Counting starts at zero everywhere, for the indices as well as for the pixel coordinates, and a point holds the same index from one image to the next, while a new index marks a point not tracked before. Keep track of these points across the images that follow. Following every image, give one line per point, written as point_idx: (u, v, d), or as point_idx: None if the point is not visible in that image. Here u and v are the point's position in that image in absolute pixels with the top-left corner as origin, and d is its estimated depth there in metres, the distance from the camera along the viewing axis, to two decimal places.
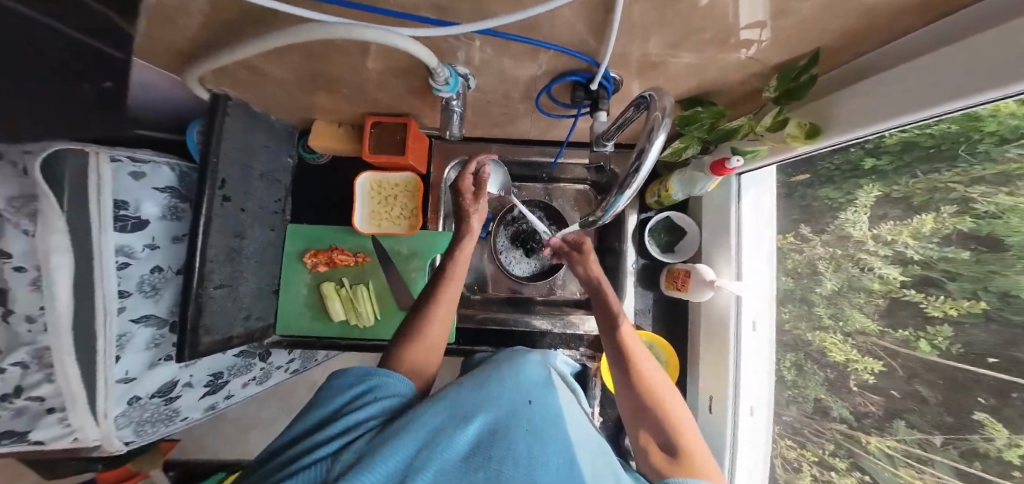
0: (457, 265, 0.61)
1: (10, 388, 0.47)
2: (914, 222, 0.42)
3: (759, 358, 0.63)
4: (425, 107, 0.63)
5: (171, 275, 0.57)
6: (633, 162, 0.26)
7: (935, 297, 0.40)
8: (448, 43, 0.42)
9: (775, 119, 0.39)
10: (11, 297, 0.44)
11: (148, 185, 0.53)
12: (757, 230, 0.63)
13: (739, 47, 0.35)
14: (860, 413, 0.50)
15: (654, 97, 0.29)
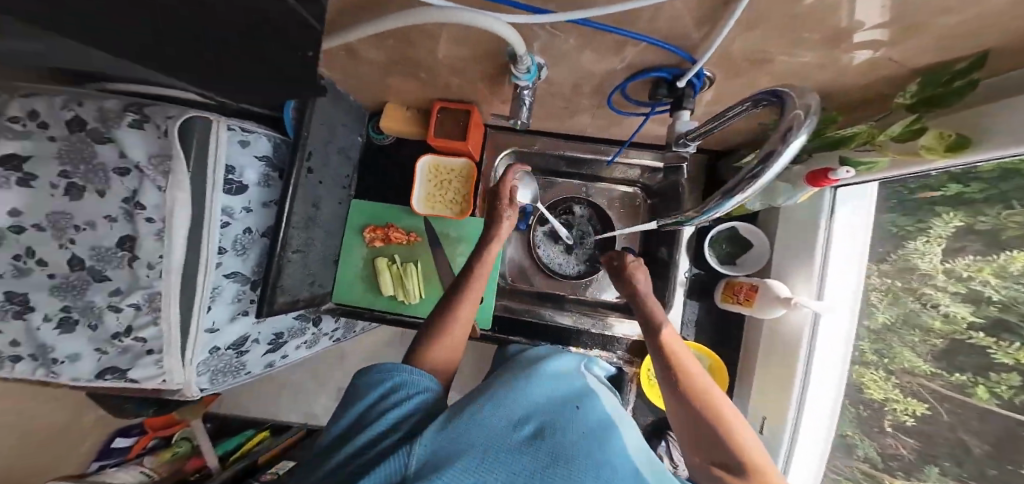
0: (483, 267, 0.61)
1: (124, 326, 0.56)
2: (997, 261, 0.41)
3: (826, 382, 0.58)
4: (492, 97, 0.64)
5: (257, 237, 0.62)
6: (754, 167, 0.23)
7: (1008, 343, 0.40)
8: (535, 32, 0.42)
9: (907, 128, 0.34)
10: (139, 244, 0.53)
11: (251, 153, 0.58)
12: (845, 242, 0.57)
13: (853, 51, 0.31)
14: (888, 454, 0.55)
15: (786, 93, 0.25)
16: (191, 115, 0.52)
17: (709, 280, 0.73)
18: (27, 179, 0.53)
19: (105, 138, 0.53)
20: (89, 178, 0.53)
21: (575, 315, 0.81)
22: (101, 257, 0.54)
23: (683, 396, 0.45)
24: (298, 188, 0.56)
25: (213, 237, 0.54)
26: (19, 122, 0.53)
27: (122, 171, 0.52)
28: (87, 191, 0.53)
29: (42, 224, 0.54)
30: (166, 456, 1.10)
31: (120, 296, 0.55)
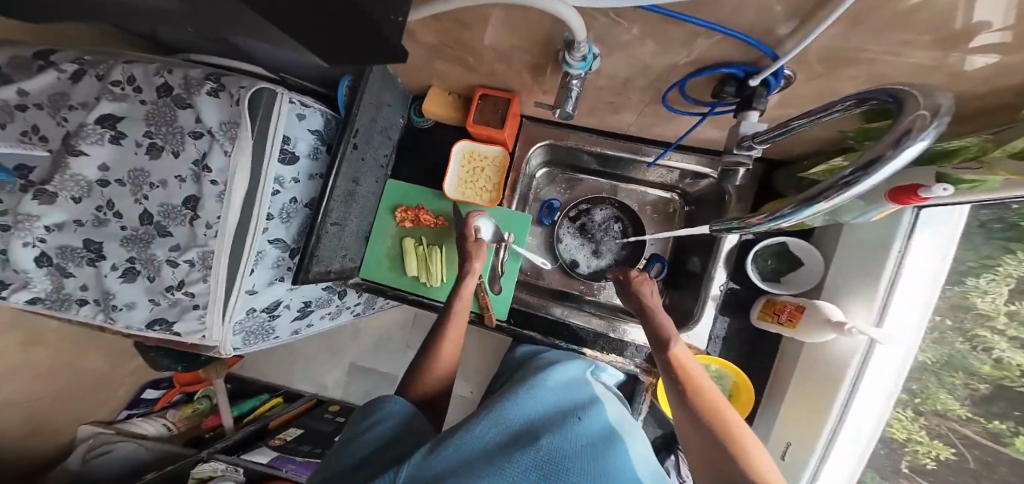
0: (457, 302, 0.59)
1: (179, 280, 0.58)
2: None
3: (864, 416, 0.51)
4: (538, 86, 0.63)
5: (301, 208, 0.62)
6: (846, 174, 0.20)
7: None
8: (599, 18, 0.40)
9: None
10: (202, 204, 0.54)
11: (305, 127, 0.59)
12: (915, 265, 0.48)
13: (971, 54, 0.28)
14: None
15: (897, 95, 0.21)
16: (261, 86, 0.54)
17: (747, 296, 0.70)
18: (117, 137, 0.56)
19: (186, 103, 0.55)
20: (168, 139, 0.56)
21: (598, 318, 0.78)
22: (167, 214, 0.57)
23: (695, 411, 0.41)
24: (342, 163, 0.57)
25: (263, 202, 0.55)
26: (120, 86, 0.57)
27: (196, 134, 0.54)
28: (164, 151, 0.56)
29: (123, 180, 0.57)
30: (188, 411, 1.15)
31: (178, 252, 0.57)
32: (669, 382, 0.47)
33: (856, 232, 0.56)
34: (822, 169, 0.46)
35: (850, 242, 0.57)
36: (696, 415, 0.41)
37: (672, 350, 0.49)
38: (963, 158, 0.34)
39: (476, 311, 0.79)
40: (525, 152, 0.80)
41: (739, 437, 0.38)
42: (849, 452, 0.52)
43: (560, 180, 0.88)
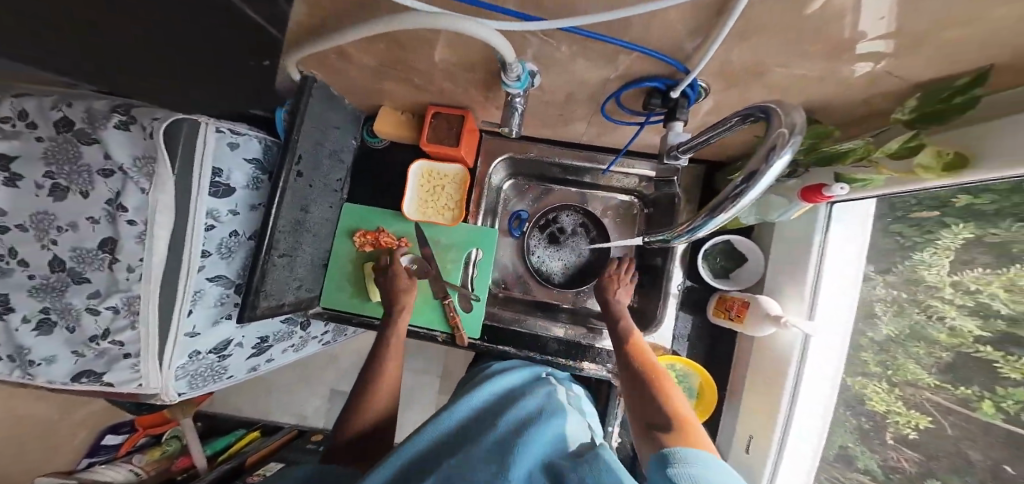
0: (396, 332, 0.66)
1: (101, 329, 0.55)
2: (1009, 272, 0.38)
3: (815, 402, 0.57)
4: (486, 101, 0.63)
5: (244, 240, 0.62)
6: (735, 187, 0.23)
7: (1015, 358, 0.37)
8: (526, 39, 0.41)
9: (902, 146, 0.33)
10: (119, 247, 0.52)
11: (240, 156, 0.58)
12: (845, 261, 0.55)
13: (856, 62, 0.31)
14: (889, 467, 0.51)
15: (771, 112, 0.24)
16: (178, 117, 0.52)
17: (703, 295, 0.72)
18: (13, 179, 0.53)
19: (92, 138, 0.53)
20: (72, 179, 0.53)
21: (569, 328, 0.78)
22: (81, 259, 0.54)
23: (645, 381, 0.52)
24: (284, 192, 0.56)
25: (197, 240, 0.54)
26: (9, 123, 0.54)
27: (106, 173, 0.52)
28: (70, 192, 0.53)
29: (26, 225, 0.54)
30: (155, 454, 1.06)
31: (99, 299, 0.54)
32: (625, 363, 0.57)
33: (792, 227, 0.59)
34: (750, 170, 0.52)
35: (783, 236, 0.61)
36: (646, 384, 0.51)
37: (632, 339, 0.60)
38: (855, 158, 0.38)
39: (448, 331, 0.77)
40: (488, 167, 0.80)
41: (671, 399, 0.48)
42: (810, 435, 0.57)
43: (529, 189, 0.88)
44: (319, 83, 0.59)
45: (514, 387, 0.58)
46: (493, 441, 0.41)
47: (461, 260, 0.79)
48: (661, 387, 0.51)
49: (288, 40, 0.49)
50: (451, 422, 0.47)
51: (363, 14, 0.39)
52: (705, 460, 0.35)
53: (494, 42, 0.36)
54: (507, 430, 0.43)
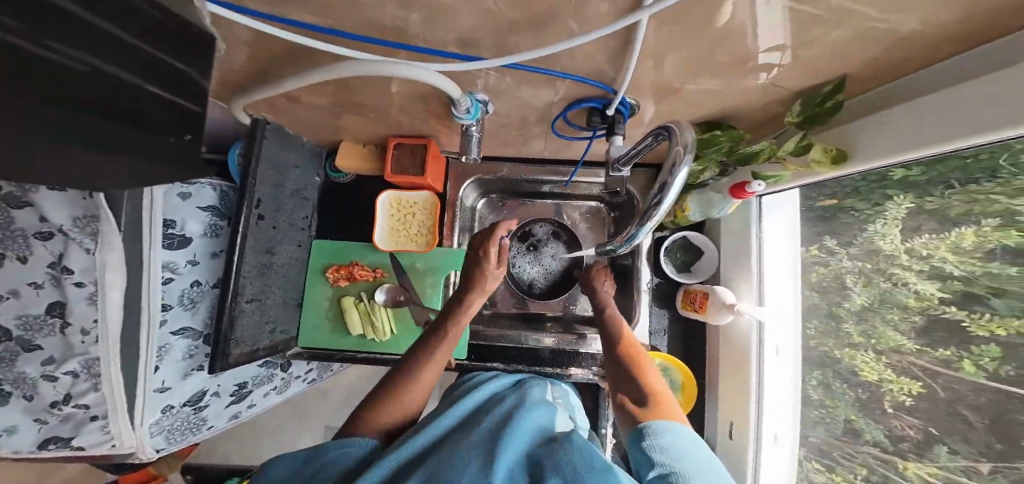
0: (461, 317, 0.63)
1: (61, 395, 0.52)
2: (953, 236, 0.41)
3: (782, 379, 0.64)
4: (444, 129, 0.64)
5: (208, 289, 0.65)
6: (657, 195, 0.34)
7: (980, 315, 0.38)
8: (469, 74, 0.43)
9: (798, 144, 0.43)
10: (69, 309, 0.50)
11: (193, 205, 0.62)
12: (778, 253, 0.64)
13: (759, 70, 0.38)
14: (896, 436, 0.48)
15: (672, 130, 0.35)
16: None
17: (672, 289, 0.77)
18: None
19: (23, 201, 0.49)
20: (8, 244, 0.49)
21: (557, 337, 0.79)
22: (29, 326, 0.51)
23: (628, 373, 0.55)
24: (246, 237, 0.57)
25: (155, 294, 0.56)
26: None
27: (45, 235, 0.49)
28: (7, 258, 0.50)
29: None
30: None
31: (54, 365, 0.51)
32: (609, 355, 0.60)
33: (732, 224, 0.69)
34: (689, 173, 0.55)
35: (729, 230, 0.70)
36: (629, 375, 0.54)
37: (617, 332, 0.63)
38: (768, 157, 0.47)
39: None
40: (458, 190, 0.81)
41: (650, 380, 0.53)
42: (785, 410, 0.63)
43: (502, 207, 0.89)
44: (271, 125, 0.60)
45: (500, 389, 0.57)
46: (485, 431, 0.42)
47: (440, 283, 0.79)
48: (641, 371, 0.55)
49: (234, 87, 0.50)
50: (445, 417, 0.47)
51: (309, 62, 0.41)
52: (674, 434, 0.40)
53: (433, 80, 0.38)
54: (495, 419, 0.45)
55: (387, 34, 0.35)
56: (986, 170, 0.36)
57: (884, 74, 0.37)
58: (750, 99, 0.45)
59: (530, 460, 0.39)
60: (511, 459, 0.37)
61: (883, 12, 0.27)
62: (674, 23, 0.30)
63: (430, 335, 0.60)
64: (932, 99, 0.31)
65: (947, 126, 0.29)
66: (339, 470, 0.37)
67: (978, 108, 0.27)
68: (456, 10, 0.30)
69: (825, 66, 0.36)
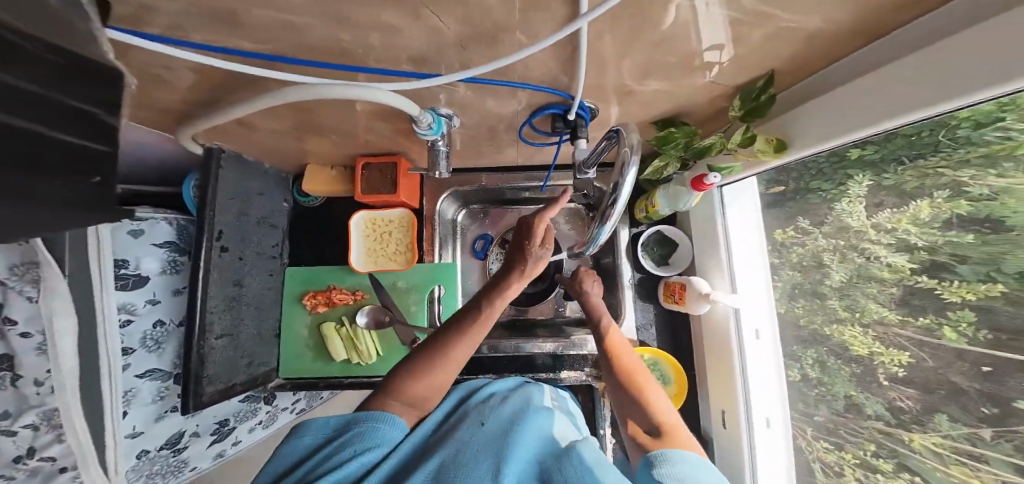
0: (498, 301, 0.57)
1: (24, 449, 0.48)
2: (911, 209, 0.43)
3: (764, 364, 0.65)
4: (413, 145, 0.64)
5: (172, 328, 0.64)
6: (611, 196, 0.38)
7: (949, 282, 0.39)
8: (430, 90, 0.43)
9: (745, 135, 0.46)
10: (16, 363, 0.46)
11: (147, 242, 0.61)
12: (744, 245, 0.68)
13: (703, 69, 0.39)
14: (896, 408, 0.45)
15: (622, 131, 0.38)
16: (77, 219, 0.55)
17: (653, 284, 0.78)
18: None
19: None
20: None
21: (557, 341, 0.78)
22: None
23: (626, 388, 0.52)
24: (210, 271, 0.55)
25: (113, 337, 0.54)
26: None
27: None
28: None
29: None
30: None
31: (9, 420, 0.47)
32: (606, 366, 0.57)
33: (698, 213, 0.73)
34: (651, 170, 0.56)
35: (697, 219, 0.73)
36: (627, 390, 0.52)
37: (610, 341, 0.60)
38: (720, 150, 0.50)
39: None
40: (435, 204, 0.80)
41: (648, 393, 0.50)
42: (770, 390, 0.64)
43: (484, 220, 0.87)
44: (227, 153, 0.59)
45: (506, 391, 0.55)
46: (482, 440, 0.41)
47: (425, 299, 0.78)
48: (638, 383, 0.52)
49: (180, 117, 0.49)
50: (442, 428, 0.46)
51: (261, 86, 0.40)
52: (682, 459, 0.37)
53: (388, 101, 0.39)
54: (497, 424, 0.44)
55: (338, 57, 0.35)
56: (926, 146, 0.39)
57: (811, 63, 0.40)
58: (696, 97, 0.47)
59: (541, 470, 0.38)
60: (514, 476, 0.36)
61: (795, 16, 0.30)
62: (617, 26, 0.31)
63: (467, 310, 0.56)
64: (880, 78, 0.33)
65: (905, 97, 0.31)
66: (361, 452, 0.37)
67: (927, 76, 0.29)
68: (402, 30, 0.30)
69: (765, 60, 0.38)
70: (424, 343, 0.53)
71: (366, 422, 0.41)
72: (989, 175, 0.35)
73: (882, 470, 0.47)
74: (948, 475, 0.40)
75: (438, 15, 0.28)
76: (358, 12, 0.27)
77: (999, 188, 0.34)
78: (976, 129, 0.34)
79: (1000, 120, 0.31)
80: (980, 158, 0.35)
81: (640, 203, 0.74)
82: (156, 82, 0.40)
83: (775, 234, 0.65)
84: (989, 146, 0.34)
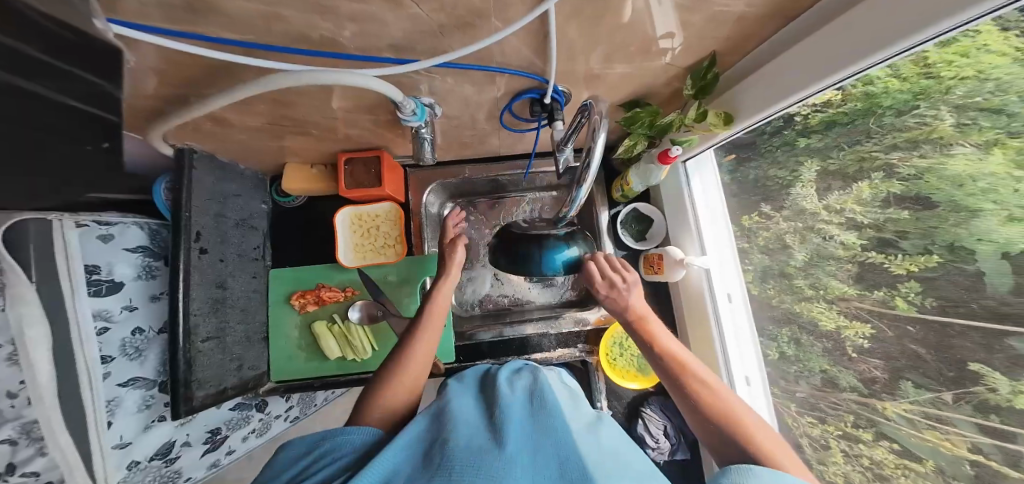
0: (438, 299, 0.63)
1: (1, 467, 0.44)
2: (855, 191, 0.49)
3: (739, 327, 0.71)
4: (395, 138, 0.66)
5: (152, 336, 0.61)
6: (585, 159, 0.40)
7: (895, 256, 0.45)
8: (410, 78, 0.45)
9: (698, 111, 0.51)
10: None
11: (118, 247, 0.58)
12: (714, 223, 0.75)
13: (660, 54, 0.43)
14: (868, 379, 0.50)
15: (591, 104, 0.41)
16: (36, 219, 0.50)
17: (636, 258, 0.83)
18: None
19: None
20: None
21: (536, 322, 0.81)
22: None
23: (706, 416, 0.46)
24: (190, 272, 0.55)
25: (90, 345, 0.52)
26: None
27: None
28: None
29: None
30: None
31: None
32: (675, 389, 0.50)
33: (667, 186, 0.78)
34: (623, 149, 0.61)
35: (668, 195, 0.78)
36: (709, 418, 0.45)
37: (669, 354, 0.53)
38: (680, 127, 0.56)
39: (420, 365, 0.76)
40: (420, 198, 0.82)
41: (720, 401, 0.46)
42: (747, 357, 0.69)
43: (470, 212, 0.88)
44: (200, 154, 0.58)
45: (508, 378, 0.53)
46: (481, 433, 0.38)
47: (416, 291, 0.80)
48: (718, 405, 0.46)
49: (145, 114, 0.47)
50: (431, 422, 0.42)
51: (239, 77, 0.41)
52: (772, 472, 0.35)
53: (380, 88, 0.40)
54: (513, 416, 0.40)
55: (321, 45, 0.36)
56: (863, 133, 0.47)
57: (751, 43, 0.45)
58: (656, 79, 0.51)
59: (557, 454, 0.35)
60: (525, 468, 0.32)
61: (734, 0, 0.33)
62: (582, 15, 0.34)
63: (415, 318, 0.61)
64: (811, 44, 0.37)
65: (846, 52, 0.34)
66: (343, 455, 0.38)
67: (851, 32, 0.33)
68: (384, 19, 0.32)
69: (715, 42, 0.42)
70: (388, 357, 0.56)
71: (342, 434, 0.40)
72: (914, 156, 0.42)
73: (864, 440, 0.51)
74: (922, 440, 0.44)
75: (419, 5, 0.30)
76: (340, 2, 0.29)
77: (924, 169, 0.41)
78: (898, 117, 0.43)
79: (916, 108, 0.40)
80: (906, 142, 0.42)
81: (616, 183, 0.79)
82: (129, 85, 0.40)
83: (740, 219, 0.70)
84: (911, 132, 0.42)
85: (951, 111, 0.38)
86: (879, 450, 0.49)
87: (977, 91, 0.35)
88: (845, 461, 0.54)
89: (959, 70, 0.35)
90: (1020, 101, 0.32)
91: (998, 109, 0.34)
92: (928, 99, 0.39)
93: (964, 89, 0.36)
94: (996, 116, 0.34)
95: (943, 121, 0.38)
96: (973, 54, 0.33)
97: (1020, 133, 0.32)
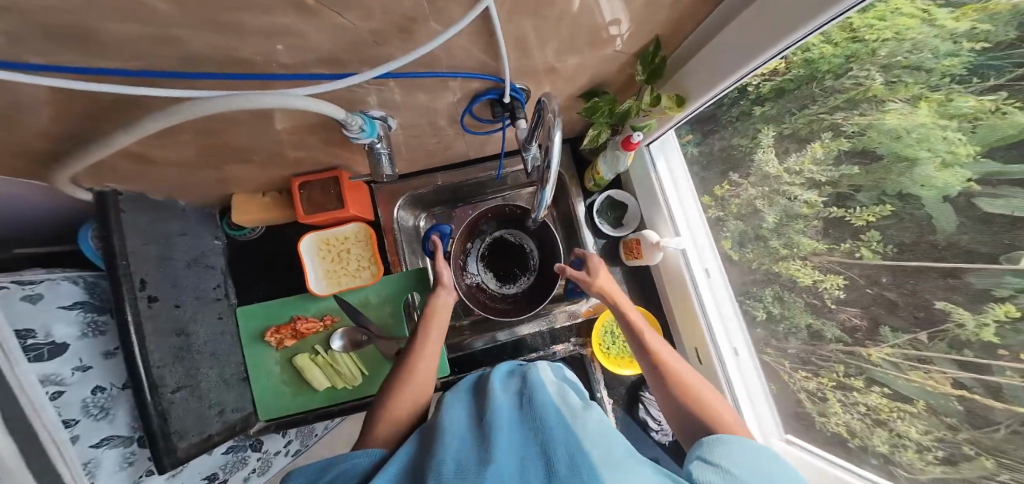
0: (431, 327, 0.63)
1: None
2: (810, 151, 0.51)
3: (719, 296, 0.73)
4: (353, 156, 0.65)
5: (115, 393, 0.56)
6: (545, 159, 0.41)
7: (854, 209, 0.47)
8: (355, 94, 0.44)
9: (651, 96, 0.53)
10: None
11: (53, 306, 0.51)
12: (682, 199, 0.76)
13: (608, 42, 0.44)
14: (849, 328, 0.51)
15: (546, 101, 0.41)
16: None
17: (614, 244, 0.85)
18: None
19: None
20: None
21: (533, 323, 0.81)
22: None
23: (679, 401, 0.49)
24: (144, 323, 0.51)
25: (47, 412, 0.45)
26: None
27: None
28: None
29: None
30: None
31: None
32: (652, 378, 0.53)
33: (636, 171, 0.80)
34: (589, 139, 0.61)
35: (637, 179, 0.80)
36: (679, 402, 0.49)
37: (647, 344, 0.55)
38: (638, 112, 0.58)
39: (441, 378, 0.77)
40: (391, 213, 0.81)
41: (710, 403, 0.48)
42: (733, 330, 0.72)
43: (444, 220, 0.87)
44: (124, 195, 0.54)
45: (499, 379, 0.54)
46: (468, 442, 0.37)
47: (400, 310, 0.79)
48: (690, 390, 0.49)
49: (52, 152, 0.43)
50: (421, 442, 0.41)
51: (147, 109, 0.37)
52: (735, 447, 0.39)
53: (310, 106, 0.38)
54: (502, 417, 0.41)
55: (245, 68, 0.35)
56: (809, 97, 0.49)
57: (688, 23, 0.45)
58: (609, 68, 0.52)
59: (545, 443, 0.36)
60: (511, 461, 0.34)
61: None
62: (524, 12, 0.34)
63: (410, 349, 0.61)
64: (739, 26, 0.40)
65: (785, 19, 0.34)
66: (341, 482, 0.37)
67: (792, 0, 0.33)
68: (308, 33, 0.31)
69: (656, 25, 0.43)
70: (382, 390, 0.57)
71: (346, 460, 0.40)
72: (854, 114, 0.44)
73: (857, 387, 0.52)
74: (908, 381, 0.46)
75: (340, 13, 0.29)
76: (251, 18, 0.27)
77: (864, 126, 0.43)
78: (836, 79, 0.45)
79: (850, 70, 0.43)
80: (845, 103, 0.45)
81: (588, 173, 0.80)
82: (18, 123, 0.35)
83: (711, 190, 0.72)
84: (848, 92, 0.44)
85: (879, 71, 0.40)
86: (872, 396, 0.50)
87: (897, 50, 0.38)
88: (843, 410, 0.56)
89: (879, 32, 0.38)
90: (933, 57, 0.35)
91: (915, 66, 0.37)
92: (858, 61, 0.41)
93: (886, 50, 0.38)
94: (916, 73, 0.37)
95: (873, 81, 0.41)
96: (888, 18, 0.36)
97: (939, 87, 0.36)
